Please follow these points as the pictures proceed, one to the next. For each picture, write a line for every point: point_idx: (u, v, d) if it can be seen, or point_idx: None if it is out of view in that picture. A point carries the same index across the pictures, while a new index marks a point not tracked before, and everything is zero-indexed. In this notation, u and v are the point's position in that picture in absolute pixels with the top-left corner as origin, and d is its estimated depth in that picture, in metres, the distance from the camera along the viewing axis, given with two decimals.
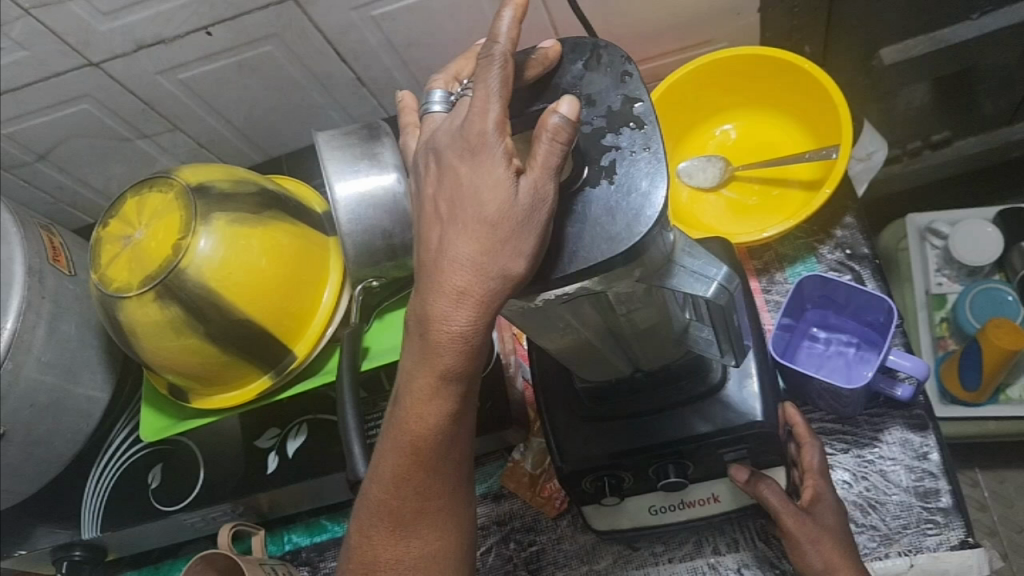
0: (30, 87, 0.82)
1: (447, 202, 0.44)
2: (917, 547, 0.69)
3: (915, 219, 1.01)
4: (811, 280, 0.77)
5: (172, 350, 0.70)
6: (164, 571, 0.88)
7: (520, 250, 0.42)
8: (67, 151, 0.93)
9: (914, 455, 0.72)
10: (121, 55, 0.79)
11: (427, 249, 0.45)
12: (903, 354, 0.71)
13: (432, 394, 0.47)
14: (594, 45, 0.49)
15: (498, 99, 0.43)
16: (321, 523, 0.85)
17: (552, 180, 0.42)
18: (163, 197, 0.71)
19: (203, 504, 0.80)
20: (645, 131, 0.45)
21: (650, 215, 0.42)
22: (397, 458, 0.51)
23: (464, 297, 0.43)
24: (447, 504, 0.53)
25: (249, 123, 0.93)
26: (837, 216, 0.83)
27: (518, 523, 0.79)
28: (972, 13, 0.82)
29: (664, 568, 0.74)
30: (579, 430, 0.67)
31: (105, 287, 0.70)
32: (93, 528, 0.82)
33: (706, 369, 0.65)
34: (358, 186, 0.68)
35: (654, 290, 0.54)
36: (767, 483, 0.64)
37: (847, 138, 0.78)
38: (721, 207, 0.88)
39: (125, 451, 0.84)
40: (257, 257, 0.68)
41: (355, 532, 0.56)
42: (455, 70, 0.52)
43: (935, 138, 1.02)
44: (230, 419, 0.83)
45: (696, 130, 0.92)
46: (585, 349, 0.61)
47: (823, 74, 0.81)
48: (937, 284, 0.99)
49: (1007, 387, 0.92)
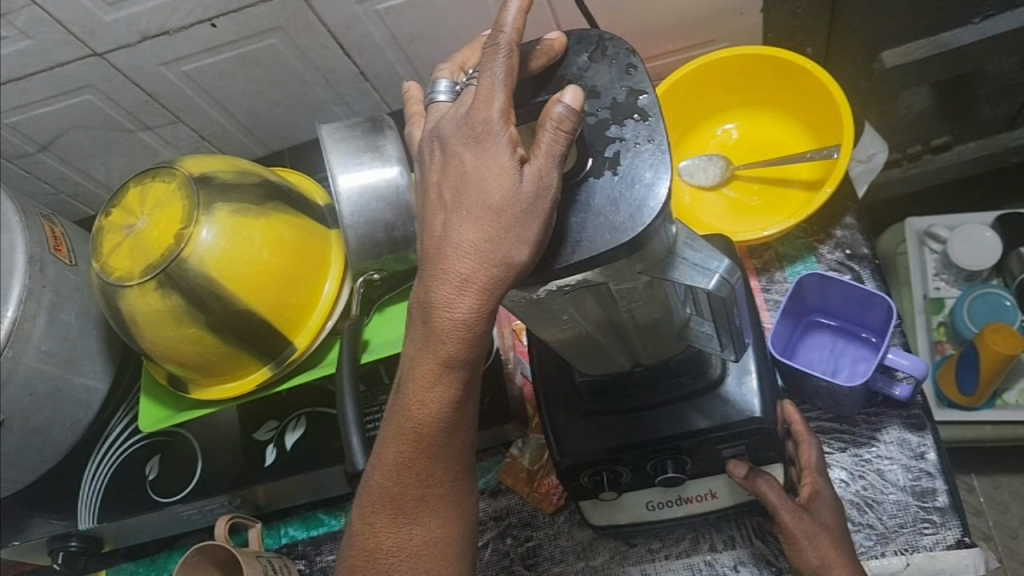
0: (33, 77, 0.82)
1: (451, 189, 0.45)
2: (914, 546, 0.69)
3: (914, 222, 1.01)
4: (810, 279, 0.76)
5: (172, 340, 0.70)
6: (159, 564, 0.88)
7: (524, 238, 0.42)
8: (69, 141, 0.93)
9: (912, 454, 0.73)
10: (125, 46, 0.79)
11: (431, 236, 0.45)
12: (901, 354, 0.71)
13: (434, 381, 0.48)
14: (599, 38, 0.49)
15: (504, 88, 0.44)
16: (318, 517, 0.85)
17: (557, 169, 0.42)
18: (166, 187, 0.71)
19: (200, 496, 0.79)
20: (648, 123, 0.45)
21: (653, 206, 0.43)
22: (398, 445, 0.51)
23: (468, 284, 0.44)
24: (448, 492, 0.54)
25: (251, 117, 0.93)
26: (836, 216, 0.84)
27: (515, 519, 0.79)
28: (973, 18, 0.82)
29: (660, 565, 0.74)
30: (578, 425, 0.67)
31: (106, 276, 0.70)
32: (89, 519, 0.82)
33: (706, 365, 0.65)
34: (361, 179, 0.68)
35: (655, 284, 0.54)
36: (765, 478, 0.64)
37: (848, 139, 0.79)
38: (721, 206, 0.88)
39: (123, 443, 0.84)
40: (259, 248, 0.68)
41: (356, 520, 0.56)
42: (461, 61, 0.53)
43: (936, 143, 1.02)
44: (229, 411, 0.83)
45: (698, 129, 0.92)
46: (585, 342, 0.61)
47: (825, 75, 0.81)
48: (935, 287, 0.99)
49: (1004, 391, 0.92)
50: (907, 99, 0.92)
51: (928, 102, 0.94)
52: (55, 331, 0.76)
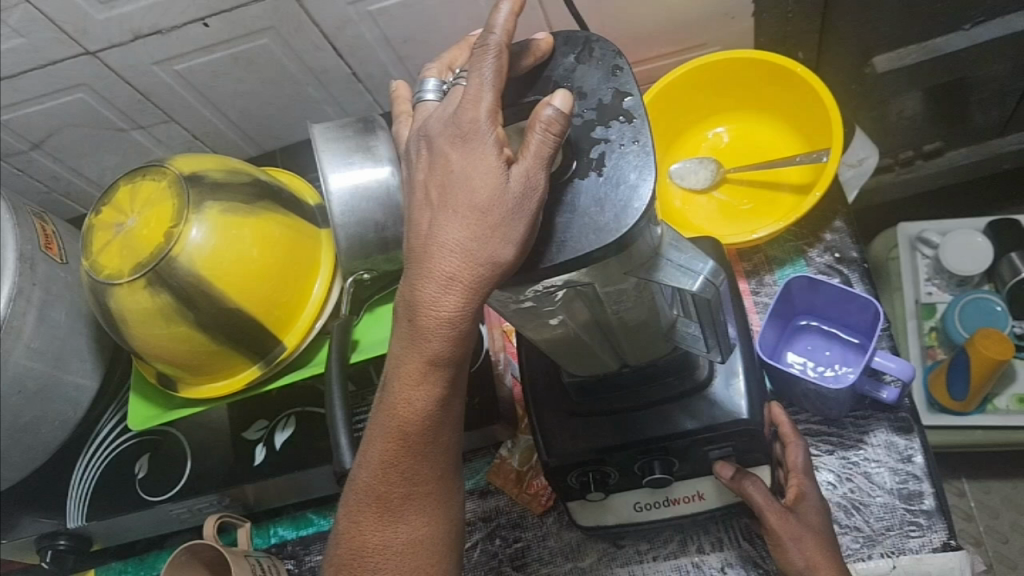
0: (26, 75, 0.82)
1: (438, 188, 0.45)
2: (900, 548, 0.70)
3: (905, 228, 1.02)
4: (798, 281, 0.77)
5: (161, 338, 0.71)
6: (148, 562, 0.88)
7: (510, 238, 0.43)
8: (62, 140, 0.93)
9: (899, 457, 0.73)
10: (118, 44, 0.80)
11: (416, 234, 0.45)
12: (889, 357, 0.72)
13: (420, 380, 0.48)
14: (586, 39, 0.49)
15: (491, 89, 0.44)
16: (307, 517, 0.85)
17: (544, 170, 0.43)
18: (156, 185, 0.71)
19: (189, 495, 0.79)
20: (634, 125, 0.45)
21: (637, 207, 0.43)
22: (384, 443, 0.51)
23: (453, 283, 0.44)
24: (434, 490, 0.54)
25: (244, 116, 0.93)
26: (825, 220, 0.84)
27: (504, 519, 0.79)
28: (964, 24, 0.83)
29: (648, 566, 0.74)
30: (566, 425, 0.67)
31: (96, 274, 0.70)
32: (79, 517, 0.82)
33: (694, 366, 0.65)
34: (351, 178, 0.68)
35: (642, 285, 0.55)
36: (752, 479, 0.64)
37: (837, 143, 0.79)
38: (712, 209, 0.88)
39: (112, 441, 0.85)
40: (249, 247, 0.69)
41: (342, 519, 0.56)
42: (449, 60, 0.53)
43: (928, 148, 1.01)
44: (219, 410, 0.83)
45: (690, 132, 0.93)
46: (573, 343, 0.61)
47: (816, 79, 0.81)
48: (926, 293, 0.99)
49: (994, 396, 0.92)
50: (899, 105, 0.93)
51: (920, 106, 0.94)
52: (45, 328, 0.75)
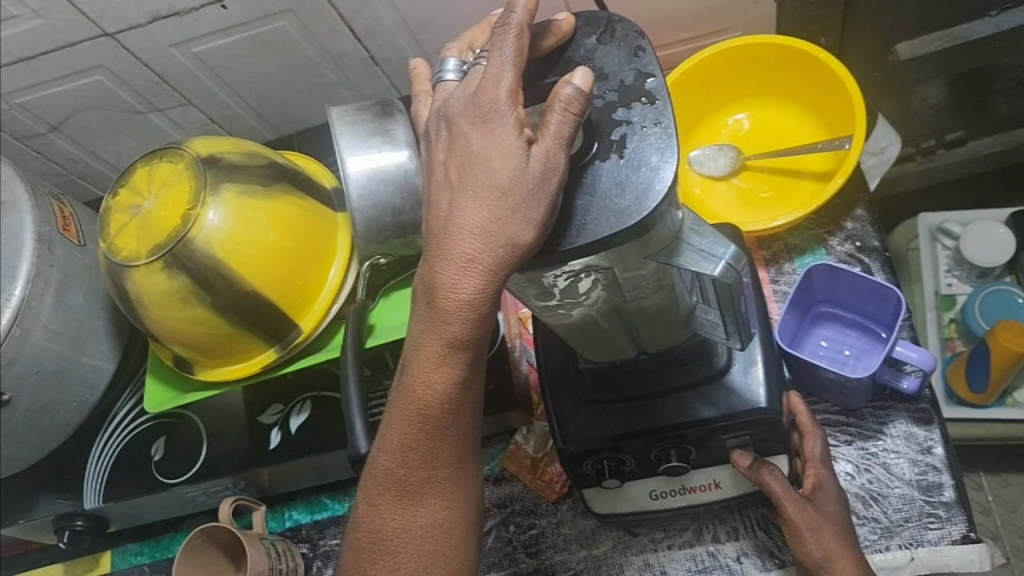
0: (45, 56, 0.82)
1: (457, 169, 0.44)
2: (918, 540, 0.69)
3: (926, 218, 1.00)
4: (819, 269, 0.76)
5: (178, 320, 0.71)
6: (164, 544, 0.89)
7: (530, 218, 0.42)
8: (80, 122, 0.93)
9: (918, 448, 0.72)
10: (136, 26, 0.79)
11: (436, 216, 0.45)
12: (910, 347, 0.71)
13: (439, 362, 0.48)
14: (608, 20, 0.48)
15: (512, 67, 0.43)
16: (322, 501, 0.85)
17: (564, 150, 0.42)
18: (173, 167, 0.71)
19: (205, 478, 0.80)
20: (656, 107, 0.44)
21: (659, 189, 0.42)
22: (403, 426, 0.51)
23: (472, 265, 0.43)
24: (453, 473, 0.54)
25: (262, 101, 0.94)
26: (847, 208, 0.83)
27: (519, 506, 0.79)
28: (989, 10, 0.81)
29: (663, 554, 0.74)
30: (582, 412, 0.67)
31: (113, 255, 0.70)
32: (95, 498, 0.82)
33: (712, 353, 0.64)
34: (370, 162, 0.68)
35: (663, 273, 0.54)
36: (769, 469, 0.63)
37: (860, 130, 0.78)
38: (731, 196, 0.88)
39: (129, 423, 0.85)
40: (265, 230, 0.69)
41: (361, 503, 0.56)
42: (468, 40, 0.52)
43: (950, 137, 0.98)
44: (235, 393, 0.83)
45: (709, 119, 0.91)
46: (593, 330, 0.60)
47: (838, 63, 0.80)
48: (947, 284, 0.98)
49: (1014, 389, 0.91)
50: (923, 92, 0.91)
51: (945, 94, 0.91)
52: (63, 310, 0.75)
